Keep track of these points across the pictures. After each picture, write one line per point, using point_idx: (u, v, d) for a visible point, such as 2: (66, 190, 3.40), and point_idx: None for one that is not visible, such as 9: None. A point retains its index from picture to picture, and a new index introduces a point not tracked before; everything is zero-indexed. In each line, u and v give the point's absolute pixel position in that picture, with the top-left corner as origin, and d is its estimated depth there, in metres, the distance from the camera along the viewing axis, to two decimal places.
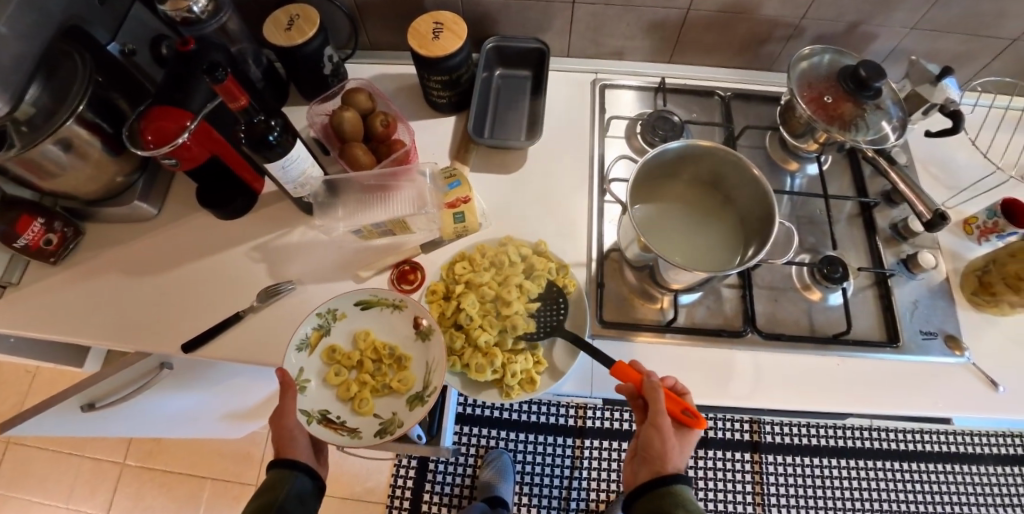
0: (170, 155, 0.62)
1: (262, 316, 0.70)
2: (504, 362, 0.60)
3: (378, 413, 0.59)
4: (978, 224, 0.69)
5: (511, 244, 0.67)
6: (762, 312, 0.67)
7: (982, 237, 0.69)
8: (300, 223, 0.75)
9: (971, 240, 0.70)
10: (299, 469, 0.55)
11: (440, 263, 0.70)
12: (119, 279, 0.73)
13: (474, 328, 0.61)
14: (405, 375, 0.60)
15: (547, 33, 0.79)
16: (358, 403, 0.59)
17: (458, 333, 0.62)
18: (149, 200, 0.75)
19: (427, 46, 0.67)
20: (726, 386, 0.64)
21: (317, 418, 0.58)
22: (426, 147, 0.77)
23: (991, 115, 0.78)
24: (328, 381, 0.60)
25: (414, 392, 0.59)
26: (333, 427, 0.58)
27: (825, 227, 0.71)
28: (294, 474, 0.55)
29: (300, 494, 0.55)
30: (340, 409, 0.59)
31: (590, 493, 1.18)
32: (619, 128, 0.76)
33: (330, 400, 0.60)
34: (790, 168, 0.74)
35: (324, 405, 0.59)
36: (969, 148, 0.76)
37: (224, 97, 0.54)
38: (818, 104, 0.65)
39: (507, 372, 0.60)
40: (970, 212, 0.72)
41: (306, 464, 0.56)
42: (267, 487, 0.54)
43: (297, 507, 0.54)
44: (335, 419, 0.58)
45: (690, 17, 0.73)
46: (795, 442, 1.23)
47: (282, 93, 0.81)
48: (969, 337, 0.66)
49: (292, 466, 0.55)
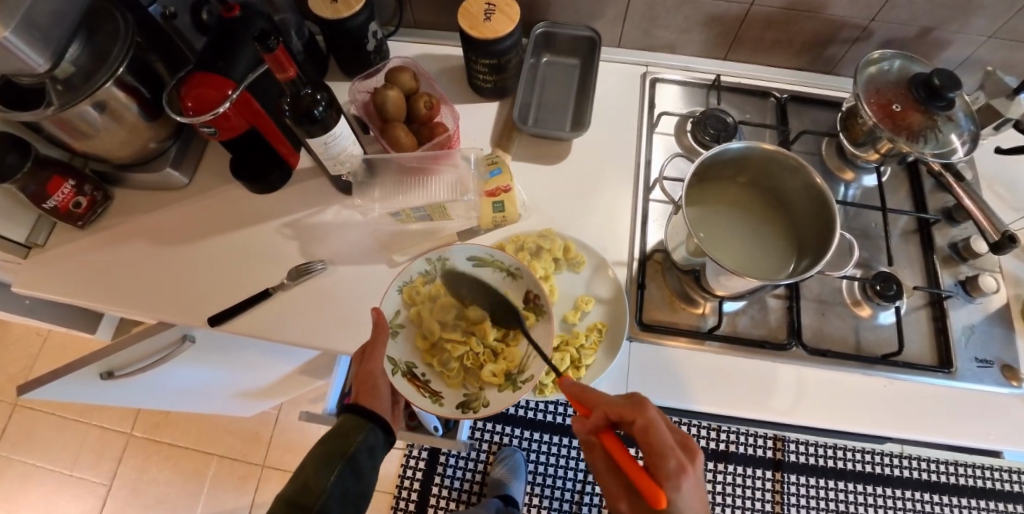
0: (209, 124, 0.60)
1: (291, 295, 0.68)
2: None
3: (465, 386, 0.55)
4: None
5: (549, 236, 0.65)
6: (808, 326, 0.64)
7: None
8: (334, 203, 0.73)
9: None
10: (374, 421, 0.56)
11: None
12: (145, 247, 0.72)
13: None
14: (509, 352, 0.56)
15: (599, 21, 0.76)
16: (448, 370, 0.55)
17: None
18: (180, 169, 0.73)
19: (477, 27, 0.64)
20: (767, 401, 0.61)
21: (401, 371, 0.54)
22: (467, 131, 0.74)
23: None
24: (423, 336, 0.56)
25: (509, 373, 0.54)
26: (416, 386, 0.53)
27: (879, 241, 0.68)
28: (367, 426, 0.55)
29: (372, 446, 0.56)
30: (426, 368, 0.56)
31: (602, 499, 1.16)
32: (669, 124, 0.73)
33: (415, 354, 0.56)
34: (845, 178, 0.71)
35: (410, 359, 0.55)
36: None
37: (272, 67, 0.51)
38: (885, 111, 0.61)
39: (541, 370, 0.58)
40: None
41: (382, 418, 0.56)
42: (341, 433, 0.55)
43: (367, 458, 0.55)
44: (419, 377, 0.55)
45: (752, 14, 0.70)
46: (820, 463, 1.20)
47: (322, 66, 0.79)
48: None
49: (367, 417, 0.55)
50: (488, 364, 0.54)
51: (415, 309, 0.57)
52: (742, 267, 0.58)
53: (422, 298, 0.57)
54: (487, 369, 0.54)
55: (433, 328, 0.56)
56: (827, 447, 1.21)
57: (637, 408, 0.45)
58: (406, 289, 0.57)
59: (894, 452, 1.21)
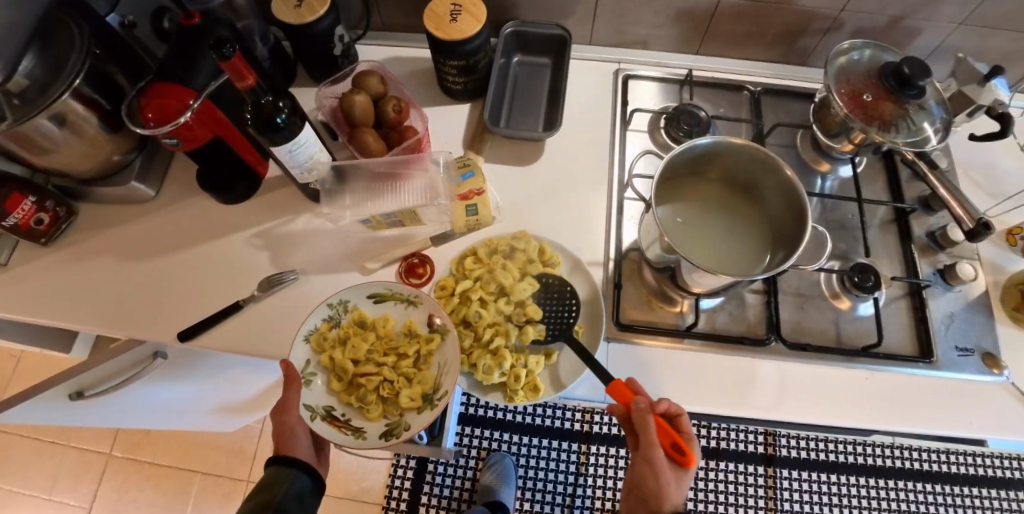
0: (171, 135, 0.58)
1: (263, 306, 0.66)
2: (512, 366, 0.57)
3: (386, 416, 0.56)
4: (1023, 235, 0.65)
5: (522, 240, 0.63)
6: (787, 320, 0.64)
7: None
8: (305, 211, 0.72)
9: (1015, 252, 0.66)
10: (297, 466, 0.54)
11: (452, 256, 0.67)
12: (112, 263, 0.70)
13: (481, 327, 0.59)
14: (422, 375, 0.57)
15: (570, 19, 0.75)
16: (366, 407, 0.56)
17: (467, 331, 0.60)
18: (146, 181, 0.72)
19: (443, 28, 0.63)
20: (747, 396, 0.60)
21: (320, 415, 0.55)
22: (439, 134, 0.73)
23: None
24: (337, 377, 0.57)
25: (425, 395, 0.56)
26: (337, 426, 0.55)
27: (856, 233, 0.67)
28: (291, 473, 0.53)
29: (299, 493, 0.53)
30: (345, 407, 0.57)
31: (594, 501, 1.15)
32: (642, 121, 0.73)
33: (333, 397, 0.57)
34: (821, 169, 0.71)
35: (328, 402, 0.57)
36: (1016, 154, 0.72)
37: (231, 75, 0.50)
38: (857, 102, 0.61)
39: (513, 376, 0.56)
40: (1014, 222, 0.68)
41: (304, 463, 0.54)
42: (265, 484, 0.52)
43: (296, 505, 0.52)
44: (340, 417, 0.56)
45: (721, 7, 0.70)
46: (811, 457, 1.20)
47: (290, 73, 0.78)
48: (1008, 354, 0.62)
49: (289, 464, 0.54)
50: (404, 390, 0.56)
51: (325, 356, 0.57)
52: (717, 263, 0.57)
53: (330, 343, 0.58)
54: (404, 394, 0.56)
55: (345, 369, 0.56)
56: (818, 441, 1.21)
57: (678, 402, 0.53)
58: (313, 338, 0.57)
59: (885, 443, 1.21)
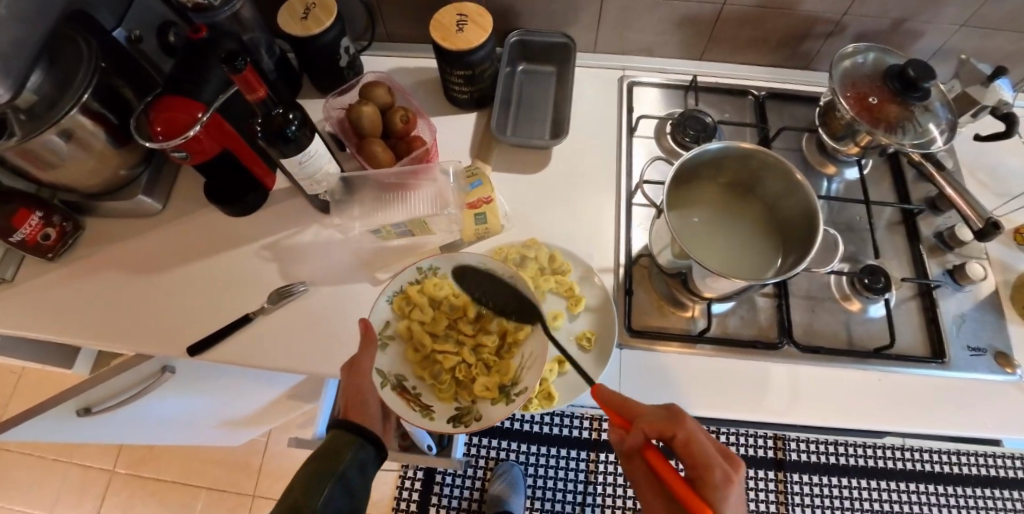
0: (181, 148, 0.58)
1: (273, 318, 0.66)
2: None
3: (456, 402, 0.52)
4: None
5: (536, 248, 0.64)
6: (799, 323, 0.64)
7: None
8: (314, 222, 0.72)
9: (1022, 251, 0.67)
10: (363, 436, 0.55)
11: None
12: (118, 277, 0.70)
13: None
14: (504, 366, 0.53)
15: (574, 27, 0.76)
16: (440, 386, 0.52)
17: None
18: (154, 195, 0.72)
19: (450, 38, 0.63)
20: (762, 399, 0.60)
21: (391, 384, 0.51)
22: (447, 144, 0.73)
23: None
24: (414, 348, 0.54)
25: (502, 388, 0.51)
26: (406, 399, 0.50)
27: (864, 234, 0.67)
28: (356, 442, 0.54)
29: (362, 462, 0.54)
30: (415, 382, 0.53)
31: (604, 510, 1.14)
32: (648, 127, 0.73)
33: (405, 368, 0.54)
34: (827, 172, 0.71)
35: (400, 371, 0.53)
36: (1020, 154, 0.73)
37: (242, 88, 0.51)
38: (862, 104, 0.61)
39: None
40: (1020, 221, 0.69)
41: (370, 432, 0.55)
42: (331, 450, 0.53)
43: (358, 475, 0.53)
44: (410, 390, 0.52)
45: (725, 13, 0.70)
46: (822, 461, 1.19)
47: (296, 84, 0.78)
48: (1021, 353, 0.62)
49: (357, 433, 0.54)
50: (481, 377, 0.52)
51: (407, 321, 0.55)
52: (727, 266, 0.57)
53: (414, 308, 0.56)
54: (480, 382, 0.51)
55: (424, 341, 0.54)
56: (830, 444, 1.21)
57: (676, 422, 0.46)
58: (397, 300, 0.56)
59: (896, 447, 1.20)
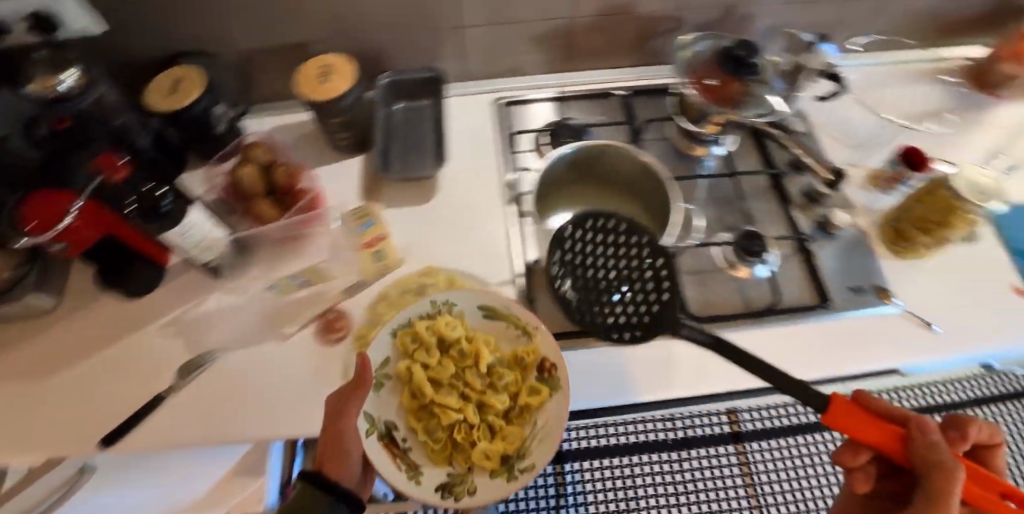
0: (56, 243, 0.58)
1: (182, 396, 0.64)
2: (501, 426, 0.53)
3: (451, 464, 0.51)
4: (884, 177, 0.72)
5: (432, 276, 0.67)
6: (694, 297, 0.67)
7: (889, 188, 0.72)
8: (213, 291, 0.72)
9: (880, 192, 0.73)
10: (338, 493, 0.46)
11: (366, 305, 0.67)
12: (17, 386, 0.67)
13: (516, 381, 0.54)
14: (509, 431, 0.52)
15: (444, 59, 0.79)
16: (432, 449, 0.51)
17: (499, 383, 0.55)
18: (48, 292, 0.71)
19: (316, 91, 0.66)
20: (670, 376, 0.62)
21: (377, 430, 0.51)
22: (336, 192, 0.75)
23: (873, 73, 0.84)
24: (408, 392, 0.54)
25: (504, 457, 0.50)
26: (392, 450, 0.50)
27: (738, 205, 0.73)
28: (332, 499, 0.46)
29: None
30: (404, 429, 0.53)
31: None
32: (525, 140, 0.77)
33: (398, 415, 0.54)
34: (699, 154, 0.76)
35: (393, 418, 0.53)
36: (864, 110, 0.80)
37: (109, 172, 0.60)
38: (704, 89, 0.67)
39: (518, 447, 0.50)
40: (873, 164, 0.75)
41: (348, 492, 0.47)
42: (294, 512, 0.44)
43: None
44: (398, 440, 0.51)
45: (574, 25, 0.76)
46: (772, 425, 1.22)
47: (178, 159, 0.78)
48: (896, 286, 0.67)
49: (330, 488, 0.46)
50: (481, 443, 0.50)
51: (406, 365, 0.54)
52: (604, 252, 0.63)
53: (417, 348, 0.55)
54: (479, 449, 0.50)
55: (422, 391, 0.53)
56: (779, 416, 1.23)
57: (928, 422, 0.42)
58: (402, 335, 0.55)
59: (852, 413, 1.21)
